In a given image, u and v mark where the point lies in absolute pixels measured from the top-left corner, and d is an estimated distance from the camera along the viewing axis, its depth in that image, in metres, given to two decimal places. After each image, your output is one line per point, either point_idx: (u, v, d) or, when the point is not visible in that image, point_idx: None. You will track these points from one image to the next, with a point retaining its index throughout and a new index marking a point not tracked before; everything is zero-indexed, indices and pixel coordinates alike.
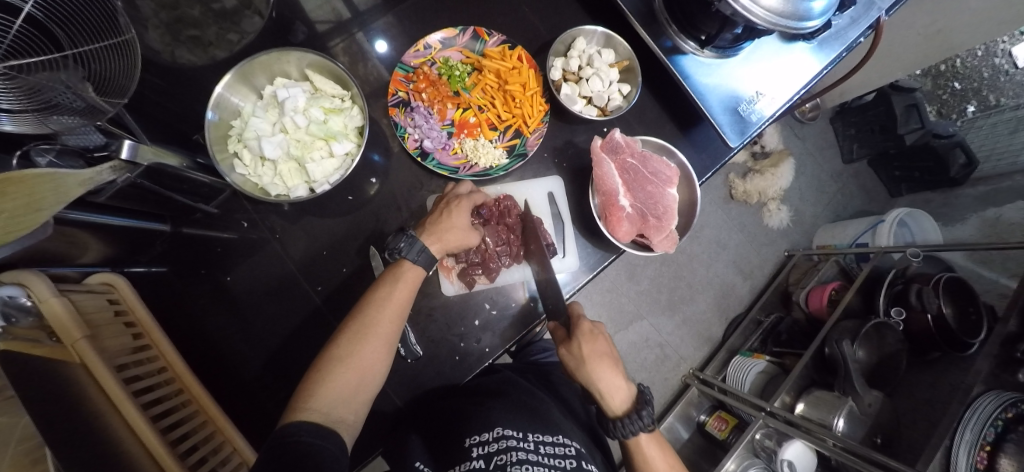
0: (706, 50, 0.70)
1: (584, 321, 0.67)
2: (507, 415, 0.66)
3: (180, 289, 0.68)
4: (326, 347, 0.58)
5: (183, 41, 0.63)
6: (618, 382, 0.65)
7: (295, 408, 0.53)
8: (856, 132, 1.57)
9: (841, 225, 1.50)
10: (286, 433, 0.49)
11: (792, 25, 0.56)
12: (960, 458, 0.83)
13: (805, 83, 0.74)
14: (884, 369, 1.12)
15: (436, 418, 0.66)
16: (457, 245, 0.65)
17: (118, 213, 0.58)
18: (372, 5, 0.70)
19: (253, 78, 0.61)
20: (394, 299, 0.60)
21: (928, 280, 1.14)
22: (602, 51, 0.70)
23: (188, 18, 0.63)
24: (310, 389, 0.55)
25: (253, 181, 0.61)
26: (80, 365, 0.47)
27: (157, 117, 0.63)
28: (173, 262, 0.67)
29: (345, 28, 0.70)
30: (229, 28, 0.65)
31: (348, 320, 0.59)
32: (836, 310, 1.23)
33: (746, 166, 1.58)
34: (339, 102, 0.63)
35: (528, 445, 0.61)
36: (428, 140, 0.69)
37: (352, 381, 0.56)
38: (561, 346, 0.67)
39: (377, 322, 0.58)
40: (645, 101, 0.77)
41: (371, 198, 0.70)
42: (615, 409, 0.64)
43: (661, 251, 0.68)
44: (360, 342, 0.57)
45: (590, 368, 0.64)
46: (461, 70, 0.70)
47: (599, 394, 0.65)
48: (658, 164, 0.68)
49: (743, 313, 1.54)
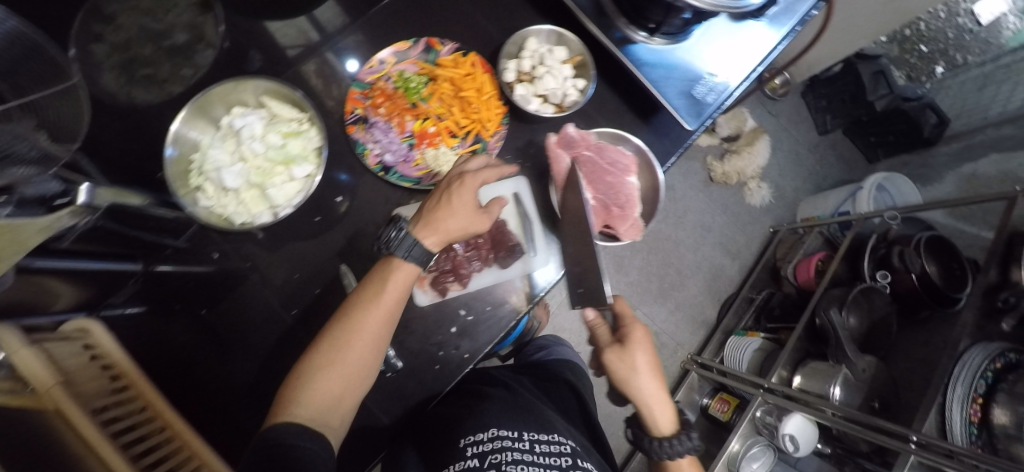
0: (656, 38, 0.72)
1: (633, 335, 0.90)
2: (501, 417, 0.66)
3: (160, 326, 0.68)
4: (310, 349, 0.59)
5: (138, 80, 0.62)
6: (661, 398, 0.88)
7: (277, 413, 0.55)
8: (827, 103, 1.58)
9: (822, 197, 1.52)
10: (265, 439, 0.50)
11: (732, 4, 0.57)
12: (955, 414, 0.82)
13: (760, 59, 0.74)
14: (876, 333, 1.13)
15: (433, 423, 0.68)
16: (457, 230, 0.62)
17: (87, 256, 0.58)
18: (338, 23, 0.72)
19: (211, 110, 0.62)
20: (386, 299, 0.60)
21: (909, 241, 1.15)
22: (553, 49, 0.71)
23: (141, 57, 0.62)
24: (294, 393, 0.55)
25: (218, 212, 0.61)
26: (55, 414, 0.47)
27: (118, 160, 0.62)
28: (151, 299, 0.69)
29: (314, 50, 0.71)
30: (183, 64, 0.64)
31: (333, 323, 0.59)
32: (824, 280, 1.25)
33: (723, 148, 1.60)
34: (297, 124, 0.63)
35: (523, 445, 0.61)
36: (388, 154, 0.68)
37: (337, 386, 0.57)
38: (612, 352, 0.89)
39: (364, 324, 0.58)
40: (604, 94, 0.78)
41: (341, 217, 0.72)
42: (649, 418, 0.88)
43: (628, 239, 0.69)
44: (346, 344, 0.57)
45: (636, 382, 0.87)
46: (417, 82, 0.70)
47: (645, 406, 0.88)
48: (614, 154, 0.70)
49: (735, 293, 1.55)
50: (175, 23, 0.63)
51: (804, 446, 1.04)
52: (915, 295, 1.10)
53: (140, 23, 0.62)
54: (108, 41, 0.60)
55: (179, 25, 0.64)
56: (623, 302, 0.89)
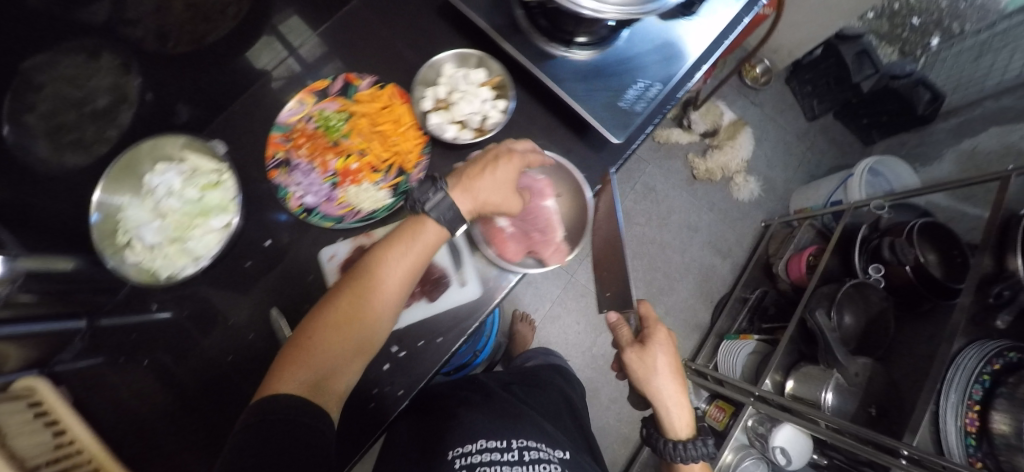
0: (576, 51, 0.70)
1: (659, 331, 0.74)
2: (490, 431, 0.79)
3: (113, 379, 0.69)
4: (324, 304, 0.59)
5: (66, 146, 0.59)
6: (683, 405, 0.71)
7: (276, 382, 0.53)
8: (813, 88, 1.50)
9: (814, 187, 1.44)
10: (268, 409, 0.49)
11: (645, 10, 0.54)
12: (948, 424, 0.76)
13: (688, 66, 0.71)
14: (874, 334, 1.06)
15: (435, 436, 0.82)
16: (485, 197, 0.62)
17: (30, 318, 0.59)
18: (319, 55, 0.79)
19: (137, 168, 0.64)
20: (407, 264, 0.60)
21: (901, 230, 1.07)
22: (468, 73, 0.70)
23: (69, 123, 0.57)
24: (297, 363, 0.54)
25: (147, 267, 0.63)
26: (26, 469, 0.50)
27: (49, 224, 0.60)
28: (104, 352, 0.70)
29: (298, 81, 0.79)
30: (105, 125, 0.63)
31: (350, 281, 0.59)
32: (814, 275, 1.18)
33: (705, 144, 1.55)
34: (215, 175, 0.65)
35: (512, 455, 0.73)
36: (309, 196, 0.68)
37: (338, 357, 0.57)
38: (630, 350, 0.72)
39: (382, 288, 0.59)
40: (533, 109, 0.75)
41: (280, 259, 0.73)
42: (675, 431, 0.70)
43: (556, 263, 0.69)
44: (363, 305, 0.58)
45: (657, 383, 0.70)
46: (336, 119, 0.69)
47: (663, 411, 0.70)
48: (528, 180, 0.71)
49: (728, 293, 1.49)
50: (97, 88, 0.59)
51: (796, 459, 1.00)
52: (910, 288, 1.02)
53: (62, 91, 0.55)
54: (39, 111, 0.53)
55: (102, 89, 0.60)
56: (645, 302, 0.76)
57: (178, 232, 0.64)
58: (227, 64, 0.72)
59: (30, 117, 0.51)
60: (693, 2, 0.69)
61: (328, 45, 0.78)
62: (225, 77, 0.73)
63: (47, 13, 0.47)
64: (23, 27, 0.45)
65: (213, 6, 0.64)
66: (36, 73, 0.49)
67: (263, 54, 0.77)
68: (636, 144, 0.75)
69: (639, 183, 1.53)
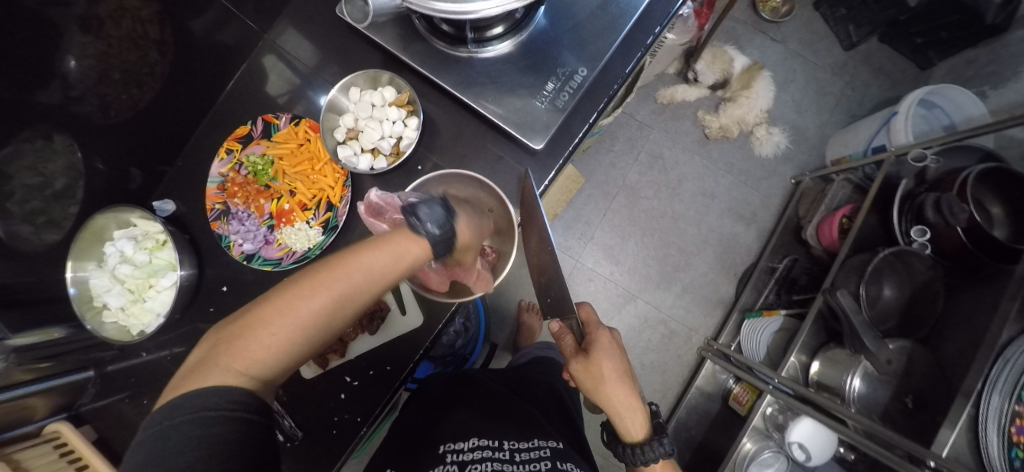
0: (481, 51, 0.63)
1: (601, 337, 0.70)
2: (485, 429, 0.71)
3: (133, 415, 0.75)
4: (289, 281, 0.41)
5: (41, 226, 0.63)
6: (636, 406, 0.67)
7: (198, 377, 0.36)
8: (847, 11, 1.35)
9: (852, 130, 1.24)
10: (211, 408, 0.34)
11: None
12: (992, 433, 0.65)
13: (616, 38, 0.64)
14: (920, 307, 0.91)
15: (412, 440, 0.77)
16: (477, 234, 0.56)
17: (53, 374, 0.65)
18: (316, 62, 0.79)
19: (92, 242, 0.70)
20: (400, 263, 0.46)
21: (951, 186, 0.87)
22: (371, 96, 0.68)
23: (37, 207, 0.60)
24: (237, 354, 0.38)
25: (124, 326, 0.72)
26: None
27: (37, 296, 0.65)
28: (125, 387, 0.76)
29: (299, 93, 0.80)
30: (68, 203, 0.66)
31: (329, 263, 0.43)
32: (845, 241, 1.02)
33: (716, 97, 1.38)
34: (162, 238, 0.73)
35: (503, 454, 0.64)
36: (248, 242, 0.70)
37: (294, 358, 0.41)
38: (575, 361, 0.68)
39: (369, 285, 0.44)
40: (460, 116, 0.70)
41: (239, 302, 0.75)
42: (632, 436, 0.66)
43: (482, 291, 0.63)
44: (344, 304, 0.42)
45: (607, 391, 0.66)
46: (261, 164, 0.70)
47: (618, 418, 0.66)
48: None
49: (754, 263, 1.33)
50: (54, 172, 0.61)
51: (817, 455, 0.92)
52: (966, 256, 0.83)
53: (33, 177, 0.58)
54: (22, 199, 0.57)
55: (59, 172, 0.62)
56: (585, 308, 0.76)
57: (137, 294, 0.73)
58: (166, 119, 0.74)
59: (11, 204, 0.56)
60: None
61: (315, 57, 0.78)
62: (170, 130, 0.76)
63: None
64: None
65: (140, 68, 0.66)
66: (7, 163, 0.53)
67: (276, 73, 0.80)
68: (578, 137, 0.69)
69: (643, 151, 1.39)
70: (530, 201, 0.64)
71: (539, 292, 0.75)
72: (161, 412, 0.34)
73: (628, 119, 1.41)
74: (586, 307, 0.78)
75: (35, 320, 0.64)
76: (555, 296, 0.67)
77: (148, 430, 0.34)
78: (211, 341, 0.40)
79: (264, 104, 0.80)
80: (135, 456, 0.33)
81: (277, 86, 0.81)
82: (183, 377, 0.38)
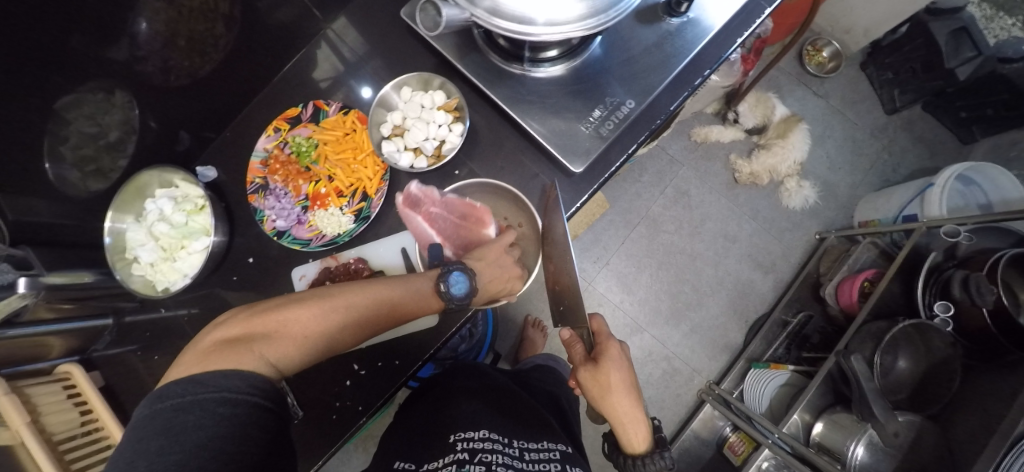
0: (532, 69, 0.65)
1: (611, 348, 0.70)
2: (493, 424, 0.71)
3: (140, 368, 0.77)
4: (323, 297, 0.53)
5: (87, 174, 0.65)
6: (640, 418, 0.66)
7: (231, 353, 0.43)
8: (894, 76, 1.34)
9: (885, 194, 1.23)
10: (233, 388, 0.39)
11: (610, 13, 0.50)
12: None
13: (670, 74, 0.65)
14: (936, 384, 0.89)
15: (417, 425, 0.77)
16: (506, 272, 0.65)
17: (72, 317, 0.67)
18: (360, 57, 0.81)
19: (135, 198, 0.74)
20: (411, 308, 0.59)
21: (984, 263, 0.86)
22: (424, 98, 0.71)
23: (87, 156, 0.63)
24: (267, 346, 0.46)
25: (151, 281, 0.75)
26: (22, 445, 0.56)
27: (67, 240, 0.67)
28: (138, 340, 0.77)
29: (340, 81, 0.82)
30: (117, 156, 0.69)
31: (359, 293, 0.55)
32: (865, 306, 1.01)
33: (751, 142, 1.39)
34: (200, 201, 0.75)
35: (513, 451, 0.64)
36: (281, 219, 0.72)
37: (301, 359, 0.49)
38: (582, 368, 0.69)
39: (381, 318, 0.56)
40: (502, 129, 0.72)
41: (261, 276, 0.76)
42: (634, 447, 0.65)
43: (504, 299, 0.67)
44: (361, 327, 0.54)
45: (611, 399, 0.66)
46: (306, 146, 0.73)
47: (619, 427, 0.66)
48: (462, 209, 0.68)
49: (767, 313, 1.32)
50: (109, 124, 0.64)
51: None
52: (990, 339, 0.83)
53: (88, 126, 0.61)
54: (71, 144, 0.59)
55: (114, 126, 0.65)
56: (597, 318, 0.75)
57: (168, 252, 0.75)
58: (221, 91, 0.77)
59: (61, 147, 0.59)
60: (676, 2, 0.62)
61: (365, 51, 0.81)
62: (223, 103, 0.79)
63: (64, 56, 0.53)
64: (59, 67, 0.53)
65: (206, 40, 0.68)
66: (65, 108, 0.56)
67: (322, 61, 0.82)
68: (615, 165, 0.70)
69: (670, 186, 1.40)
70: (555, 212, 0.65)
71: (552, 300, 0.72)
72: (180, 386, 0.38)
73: (659, 152, 1.41)
74: (597, 317, 0.75)
75: (63, 262, 0.66)
76: (567, 306, 0.66)
77: (160, 405, 0.37)
78: (231, 327, 0.47)
79: (312, 89, 0.83)
80: (145, 431, 0.36)
81: (322, 72, 0.83)
82: (202, 353, 0.43)
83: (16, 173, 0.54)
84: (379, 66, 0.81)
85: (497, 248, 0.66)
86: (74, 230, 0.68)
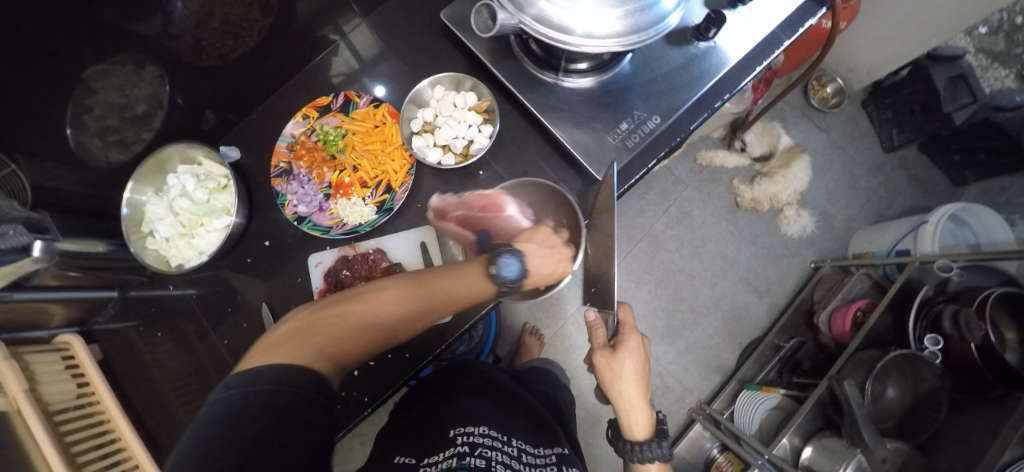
0: (563, 78, 0.67)
1: (630, 339, 0.70)
2: (490, 420, 0.71)
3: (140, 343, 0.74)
4: (382, 290, 0.53)
5: (111, 144, 0.66)
6: (642, 407, 0.67)
7: (289, 345, 0.43)
8: (893, 115, 1.40)
9: (880, 228, 1.27)
10: (291, 384, 0.38)
11: (647, 35, 0.52)
12: None
13: (697, 94, 0.68)
14: (922, 413, 0.92)
15: (416, 418, 0.78)
16: (550, 258, 0.65)
17: (81, 286, 0.66)
18: (391, 54, 0.83)
19: (158, 173, 0.74)
20: (468, 297, 0.59)
21: (974, 298, 0.90)
22: (457, 98, 0.74)
23: (110, 127, 0.64)
24: (327, 339, 0.46)
25: (165, 256, 0.74)
26: (18, 412, 0.54)
27: (81, 207, 0.66)
28: (140, 315, 0.75)
29: (354, 77, 0.83)
30: (142, 128, 0.69)
31: (415, 285, 0.55)
32: (857, 334, 1.04)
33: (754, 169, 1.44)
34: (223, 181, 0.75)
35: (511, 449, 0.65)
36: (303, 205, 0.73)
37: (361, 349, 0.50)
38: (599, 353, 0.70)
39: (438, 308, 0.56)
40: (527, 135, 0.74)
41: (273, 260, 0.76)
42: (636, 435, 0.66)
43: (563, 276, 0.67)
44: (417, 317, 0.55)
45: (620, 394, 0.67)
46: (334, 134, 0.75)
47: (624, 414, 0.67)
48: (482, 200, 0.69)
49: (760, 337, 1.35)
50: (138, 97, 0.65)
51: None
52: (974, 372, 0.86)
53: (116, 97, 0.62)
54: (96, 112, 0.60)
55: (142, 99, 0.66)
56: (625, 307, 0.75)
57: (187, 228, 0.75)
58: (251, 74, 0.77)
59: (87, 116, 0.59)
60: (705, 27, 0.64)
61: (394, 47, 0.83)
62: (251, 88, 0.80)
63: (104, 25, 0.54)
64: (97, 36, 0.54)
65: (241, 24, 0.69)
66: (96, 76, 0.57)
67: (338, 58, 0.84)
68: (636, 177, 0.71)
69: (674, 206, 1.43)
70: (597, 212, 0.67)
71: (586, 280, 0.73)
72: (240, 377, 0.38)
73: (665, 172, 1.45)
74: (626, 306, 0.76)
75: (77, 229, 0.66)
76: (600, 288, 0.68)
77: (225, 394, 0.36)
78: (294, 320, 0.48)
79: (337, 81, 0.84)
80: (206, 421, 0.34)
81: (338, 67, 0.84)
82: (271, 343, 0.43)
83: (40, 136, 0.55)
84: (407, 62, 0.82)
85: (539, 232, 0.68)
86: (92, 199, 0.68)
